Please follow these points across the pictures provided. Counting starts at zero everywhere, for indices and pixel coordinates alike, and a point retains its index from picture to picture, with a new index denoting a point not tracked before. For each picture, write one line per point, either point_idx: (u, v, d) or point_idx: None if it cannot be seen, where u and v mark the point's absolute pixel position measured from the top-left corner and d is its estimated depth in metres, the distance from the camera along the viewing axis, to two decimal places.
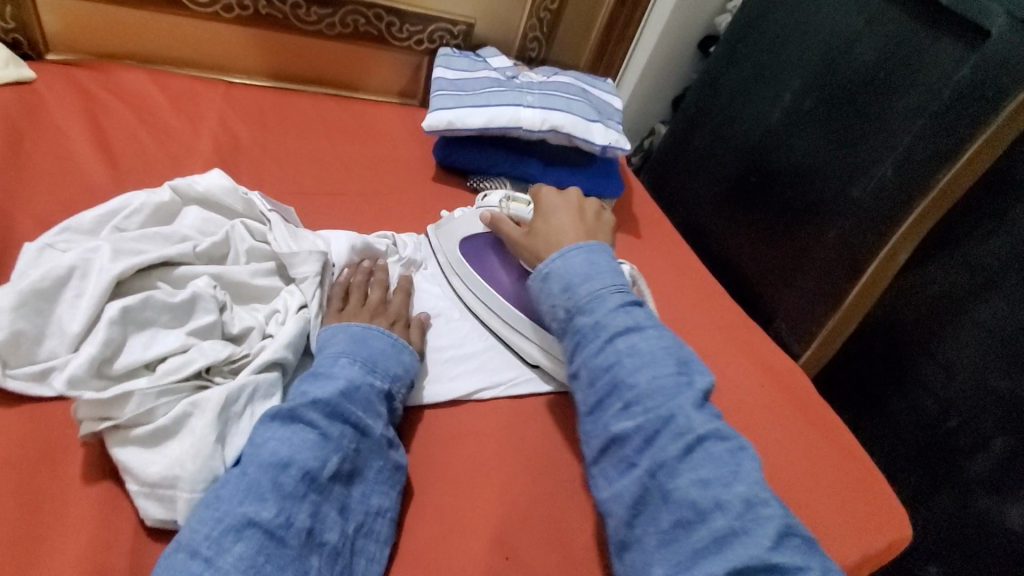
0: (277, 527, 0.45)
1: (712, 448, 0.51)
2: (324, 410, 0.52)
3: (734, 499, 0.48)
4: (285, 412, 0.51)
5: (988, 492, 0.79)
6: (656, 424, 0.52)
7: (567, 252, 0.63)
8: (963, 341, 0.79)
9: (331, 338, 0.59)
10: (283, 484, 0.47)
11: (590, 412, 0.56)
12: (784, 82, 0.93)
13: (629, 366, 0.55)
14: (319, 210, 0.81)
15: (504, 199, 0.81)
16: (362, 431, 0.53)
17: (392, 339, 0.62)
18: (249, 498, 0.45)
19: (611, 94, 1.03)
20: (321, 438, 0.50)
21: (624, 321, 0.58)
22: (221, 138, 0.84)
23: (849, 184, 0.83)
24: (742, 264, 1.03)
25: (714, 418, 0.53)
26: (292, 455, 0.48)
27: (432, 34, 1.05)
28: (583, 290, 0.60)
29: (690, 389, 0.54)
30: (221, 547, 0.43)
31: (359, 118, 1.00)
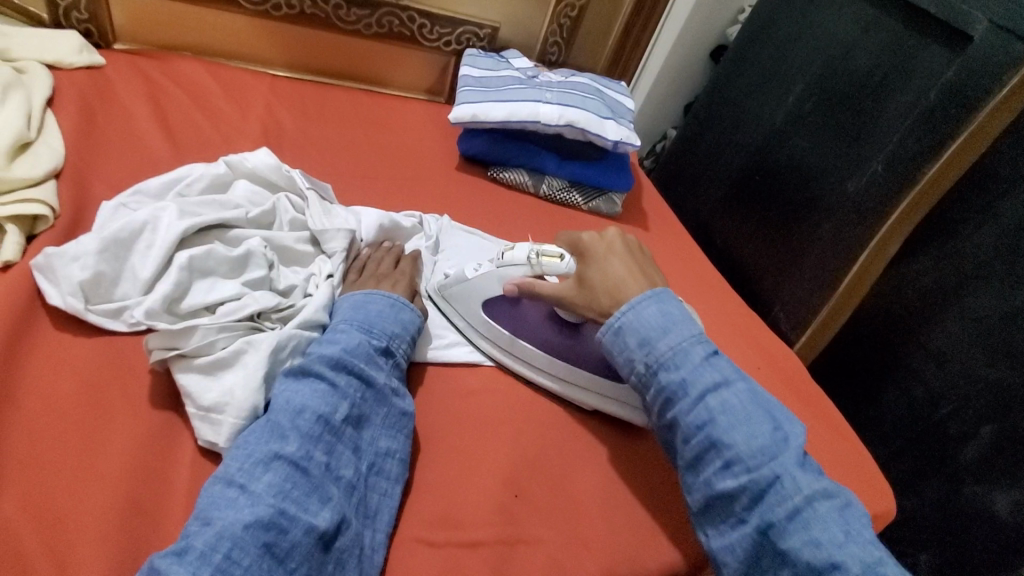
0: (300, 459, 0.49)
1: (821, 508, 0.51)
2: (329, 362, 0.56)
3: (849, 559, 0.48)
4: (296, 368, 0.55)
5: (977, 480, 0.82)
6: (763, 483, 0.52)
7: (638, 303, 0.61)
8: (951, 331, 0.82)
9: (335, 308, 0.64)
10: (301, 427, 0.51)
11: (689, 467, 0.57)
12: (788, 86, 1.00)
13: (724, 425, 0.55)
14: (354, 190, 0.89)
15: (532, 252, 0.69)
16: (367, 382, 0.57)
17: (391, 299, 0.65)
18: (271, 437, 0.50)
19: (624, 95, 1.10)
20: (330, 387, 0.54)
21: (711, 376, 0.57)
22: (267, 123, 0.92)
23: (845, 179, 0.89)
24: (744, 256, 1.08)
25: (817, 475, 0.53)
26: (305, 402, 0.52)
27: (460, 37, 1.13)
28: (664, 344, 0.59)
29: (788, 445, 0.54)
30: (251, 477, 0.47)
31: (390, 111, 1.09)
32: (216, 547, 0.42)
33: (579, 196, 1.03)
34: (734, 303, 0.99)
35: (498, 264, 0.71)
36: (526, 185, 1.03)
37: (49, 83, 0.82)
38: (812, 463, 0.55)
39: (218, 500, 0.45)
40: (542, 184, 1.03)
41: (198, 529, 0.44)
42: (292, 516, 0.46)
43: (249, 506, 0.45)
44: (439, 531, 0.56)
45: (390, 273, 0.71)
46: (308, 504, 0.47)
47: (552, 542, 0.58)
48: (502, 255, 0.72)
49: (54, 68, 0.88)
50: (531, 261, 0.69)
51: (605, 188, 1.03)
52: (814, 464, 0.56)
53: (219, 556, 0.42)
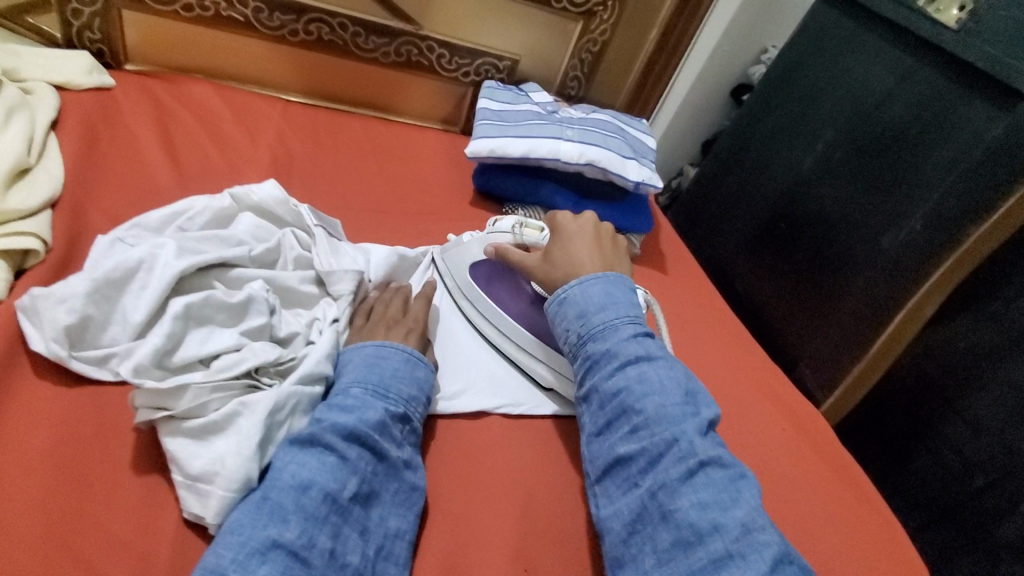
0: (300, 548, 0.44)
1: (713, 474, 0.50)
2: (342, 433, 0.51)
3: (732, 524, 0.47)
4: (303, 437, 0.50)
5: (1015, 557, 0.76)
6: (660, 447, 0.51)
7: (585, 281, 0.63)
8: (991, 397, 0.77)
9: (346, 362, 0.59)
10: (307, 507, 0.46)
11: (597, 435, 0.57)
12: (817, 132, 0.96)
13: (637, 391, 0.54)
14: (363, 224, 0.85)
15: (516, 224, 0.76)
16: (379, 454, 0.52)
17: (406, 353, 0.61)
18: (272, 521, 0.44)
19: (646, 133, 1.07)
20: (340, 461, 0.49)
21: (635, 350, 0.57)
22: (277, 151, 0.89)
23: (879, 234, 0.85)
24: (767, 306, 1.04)
25: (716, 445, 0.53)
26: (312, 478, 0.47)
27: (479, 68, 1.11)
28: (597, 318, 0.60)
29: (695, 416, 0.53)
30: (246, 570, 0.42)
31: (405, 141, 1.05)
32: None
33: None
34: (755, 355, 0.94)
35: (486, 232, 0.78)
36: None
37: (55, 104, 0.80)
38: (716, 438, 0.54)
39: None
40: None
41: None
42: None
43: None
44: None
45: (401, 317, 0.67)
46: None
47: None
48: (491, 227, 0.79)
49: (62, 89, 0.85)
50: (514, 230, 0.76)
51: (623, 230, 1.00)
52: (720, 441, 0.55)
53: None
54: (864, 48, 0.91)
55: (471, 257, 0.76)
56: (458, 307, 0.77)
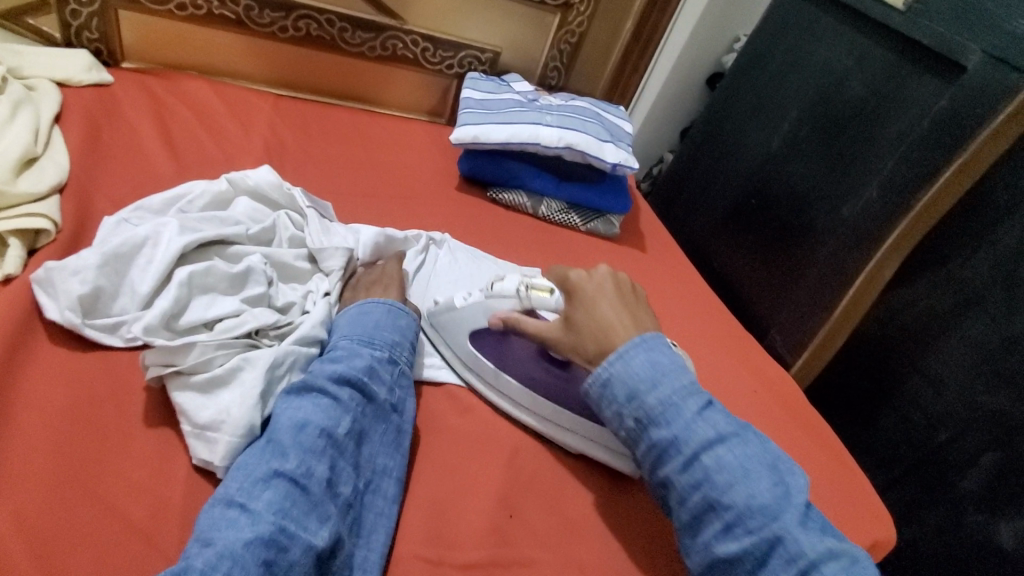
0: (300, 476, 0.49)
1: (827, 569, 0.49)
2: (333, 378, 0.56)
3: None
4: (297, 385, 0.55)
5: (979, 509, 0.82)
6: (766, 547, 0.50)
7: (625, 351, 0.58)
8: (949, 355, 0.83)
9: (334, 323, 0.64)
10: (305, 442, 0.51)
11: (684, 528, 0.54)
12: (782, 113, 1.02)
13: (721, 484, 0.52)
14: (354, 208, 0.89)
15: (522, 285, 0.68)
16: (368, 396, 0.57)
17: (387, 304, 0.66)
18: (272, 454, 0.49)
19: (622, 119, 1.12)
20: (333, 402, 0.54)
21: (705, 431, 0.54)
22: (270, 142, 0.94)
23: (840, 205, 0.91)
24: (740, 280, 1.09)
25: (820, 531, 0.52)
26: (308, 417, 0.52)
27: (462, 60, 1.16)
28: (652, 397, 0.56)
29: (791, 502, 0.52)
30: (251, 495, 0.46)
31: (392, 131, 1.10)
32: (216, 566, 0.41)
33: (577, 218, 1.04)
34: (732, 328, 0.99)
35: (487, 295, 0.70)
36: (524, 207, 1.04)
37: (58, 99, 0.84)
38: (815, 516, 0.54)
39: (219, 521, 0.45)
40: (540, 206, 1.04)
41: (197, 550, 0.43)
42: (292, 533, 0.45)
43: (250, 525, 0.44)
44: (432, 550, 0.55)
45: (381, 277, 0.73)
46: (308, 522, 0.47)
47: (547, 565, 0.57)
48: (491, 285, 0.70)
49: (63, 85, 0.89)
50: (519, 294, 0.68)
51: (601, 210, 1.05)
52: (818, 516, 0.54)
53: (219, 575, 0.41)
54: (823, 31, 0.97)
55: (473, 323, 0.69)
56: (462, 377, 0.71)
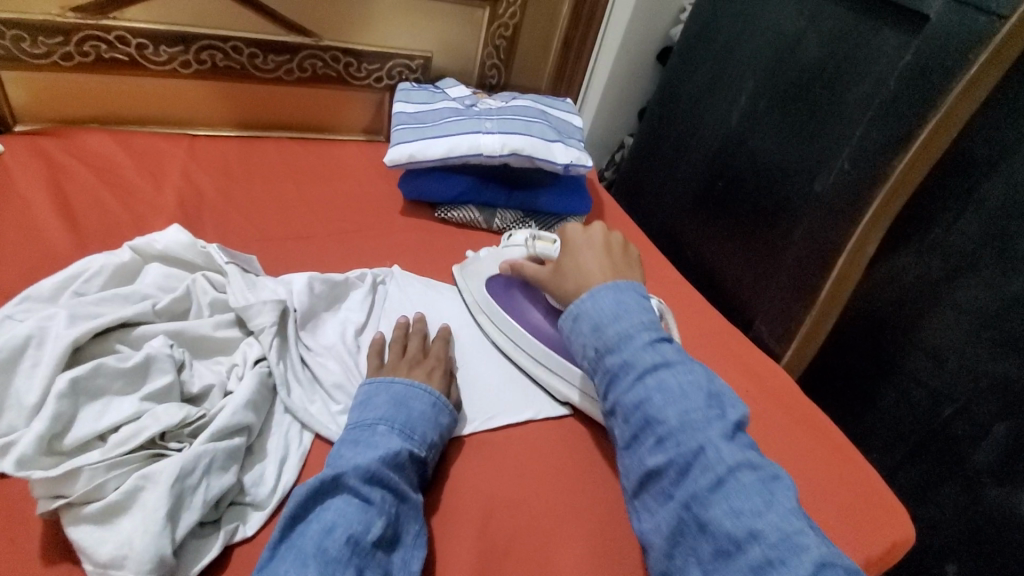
0: None
1: (744, 479, 0.48)
2: (365, 475, 0.51)
3: (769, 529, 0.45)
4: (328, 481, 0.50)
5: (997, 481, 0.75)
6: (689, 457, 0.49)
7: (597, 291, 0.60)
8: (946, 325, 0.77)
9: (372, 399, 0.59)
10: (330, 550, 0.46)
11: (625, 448, 0.54)
12: (738, 85, 0.95)
13: (658, 403, 0.52)
14: (285, 254, 0.81)
15: (531, 237, 0.79)
16: (401, 495, 0.53)
17: (432, 399, 0.61)
18: (293, 565, 0.45)
19: (570, 113, 1.04)
20: (365, 503, 0.50)
21: (652, 357, 0.54)
22: (185, 192, 0.85)
23: (812, 178, 0.84)
24: (717, 267, 1.02)
25: (748, 448, 0.50)
26: (336, 520, 0.48)
27: (391, 71, 1.07)
28: (612, 330, 0.57)
29: (721, 419, 0.51)
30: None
31: (325, 159, 1.01)
32: None
33: (535, 227, 0.97)
34: (717, 323, 0.92)
35: (503, 247, 0.81)
36: (477, 223, 0.96)
37: None
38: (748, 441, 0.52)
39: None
40: (494, 220, 0.96)
41: None
42: None
43: None
44: None
45: (423, 358, 0.66)
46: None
47: None
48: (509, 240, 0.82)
49: None
50: (527, 243, 0.79)
51: (563, 214, 0.98)
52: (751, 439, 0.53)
53: None
54: None
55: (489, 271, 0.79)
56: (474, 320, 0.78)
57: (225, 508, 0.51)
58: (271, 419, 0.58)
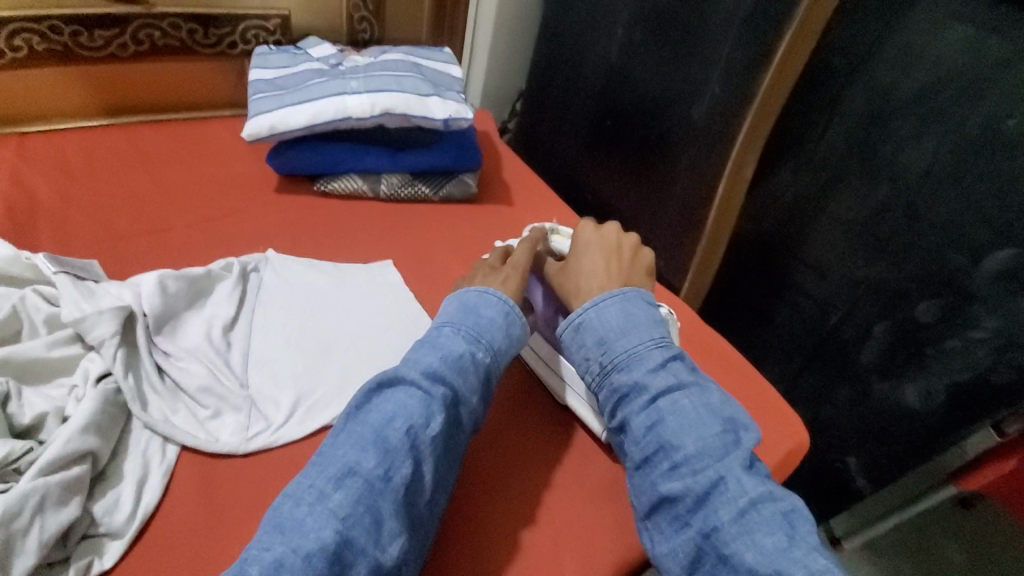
0: (376, 478, 0.47)
1: (765, 511, 0.49)
2: (428, 374, 0.54)
3: (792, 565, 0.46)
4: (390, 377, 0.54)
5: (883, 377, 0.79)
6: (706, 485, 0.51)
7: (601, 301, 0.61)
8: (825, 235, 0.80)
9: (445, 305, 0.62)
10: (390, 439, 0.49)
11: (635, 469, 0.56)
12: (612, 16, 0.92)
13: (673, 427, 0.54)
14: (141, 253, 0.74)
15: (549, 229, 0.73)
16: (459, 402, 0.54)
17: (505, 308, 0.61)
18: (353, 448, 0.49)
19: (448, 63, 0.97)
20: (426, 398, 0.52)
21: (666, 379, 0.57)
22: (15, 199, 0.75)
23: (690, 106, 0.84)
24: (613, 206, 1.01)
25: (765, 478, 0.52)
26: (396, 412, 0.51)
27: (245, 34, 0.97)
28: (620, 346, 0.59)
29: (737, 447, 0.53)
30: (324, 495, 0.46)
31: (184, 141, 0.92)
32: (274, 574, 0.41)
33: (425, 187, 0.93)
34: None
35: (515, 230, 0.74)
36: (363, 192, 0.91)
37: None
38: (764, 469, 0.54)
39: (287, 521, 0.44)
40: (380, 186, 0.91)
41: (257, 553, 0.43)
42: (357, 548, 0.44)
43: (314, 524, 0.44)
44: None
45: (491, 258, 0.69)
46: (380, 535, 0.45)
47: None
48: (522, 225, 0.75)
49: None
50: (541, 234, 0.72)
51: (452, 171, 0.94)
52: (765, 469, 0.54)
53: None
54: None
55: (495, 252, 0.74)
56: None
57: (76, 543, 0.47)
58: (128, 437, 0.54)
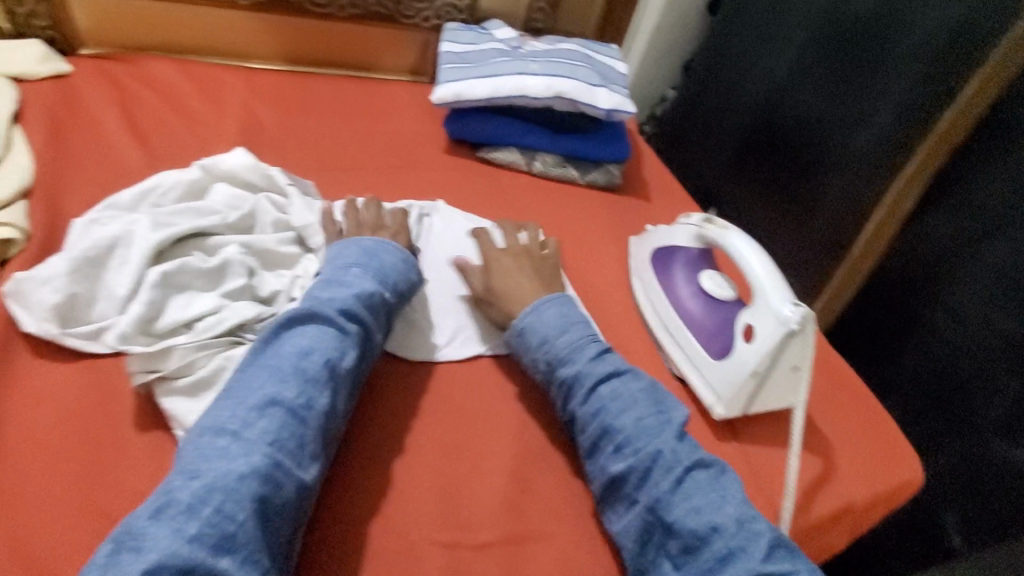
0: (298, 408, 0.50)
1: (699, 476, 0.55)
2: (341, 311, 0.57)
3: (727, 521, 0.52)
4: (303, 313, 0.56)
5: (1008, 439, 0.76)
6: (648, 462, 0.56)
7: (541, 305, 0.67)
8: (972, 281, 0.79)
9: (343, 250, 0.64)
10: (307, 370, 0.52)
11: (586, 455, 0.60)
12: (787, 35, 0.97)
13: (615, 411, 0.59)
14: (339, 183, 0.85)
15: (703, 219, 0.76)
16: (368, 335, 0.59)
17: (401, 253, 0.67)
18: (273, 381, 0.51)
19: (616, 59, 1.04)
20: (340, 333, 0.56)
21: (608, 366, 0.62)
22: (245, 120, 0.89)
23: (851, 133, 0.88)
24: (750, 221, 1.07)
25: (697, 447, 0.58)
26: (312, 345, 0.54)
27: (439, 10, 1.08)
28: (561, 342, 0.64)
29: (670, 425, 0.58)
30: (246, 424, 0.48)
31: (372, 96, 1.04)
32: (205, 499, 0.43)
33: (575, 171, 0.99)
34: None
35: (679, 221, 0.79)
36: (519, 164, 0.99)
37: (15, 96, 0.80)
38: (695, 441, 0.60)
39: (208, 451, 0.46)
40: (535, 163, 0.99)
41: (182, 482, 0.44)
42: (286, 470, 0.47)
43: (243, 454, 0.46)
44: (443, 536, 0.56)
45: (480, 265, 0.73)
46: (302, 459, 0.49)
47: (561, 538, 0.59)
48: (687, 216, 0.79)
49: (22, 81, 0.85)
50: (698, 226, 0.76)
51: (600, 160, 1.00)
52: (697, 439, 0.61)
53: (210, 507, 0.43)
54: None
55: (659, 241, 0.82)
56: (632, 281, 0.85)
57: None
58: None
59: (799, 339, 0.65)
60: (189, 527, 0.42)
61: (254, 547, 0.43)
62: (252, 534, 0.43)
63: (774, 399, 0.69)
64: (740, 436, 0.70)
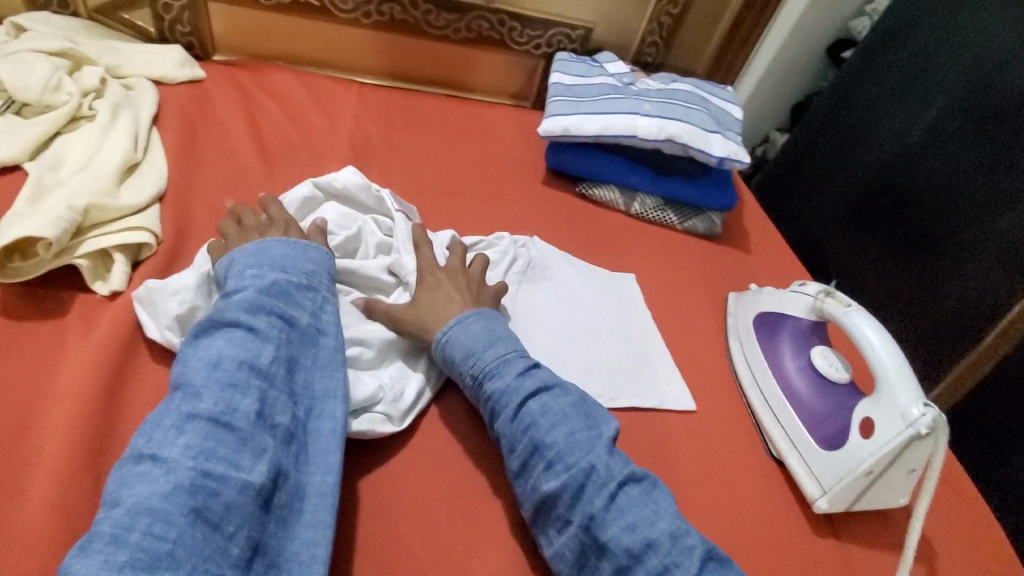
0: (220, 414, 0.45)
1: (632, 492, 0.51)
2: (245, 307, 0.53)
3: (662, 537, 0.49)
4: (206, 323, 0.51)
5: None
6: (580, 477, 0.50)
7: (464, 320, 0.60)
8: None
9: (233, 260, 0.59)
10: (222, 377, 0.47)
11: (516, 477, 0.54)
12: (927, 99, 0.98)
13: (544, 426, 0.53)
14: (440, 209, 0.85)
15: (822, 292, 0.71)
16: (291, 321, 0.54)
17: (291, 242, 0.62)
18: (185, 399, 0.46)
19: (731, 103, 1.00)
20: (250, 332, 0.51)
21: (533, 381, 0.56)
22: (356, 137, 0.91)
23: (999, 211, 0.88)
24: (869, 282, 1.08)
25: (627, 460, 0.54)
26: (222, 353, 0.49)
27: (551, 39, 1.07)
28: (489, 354, 0.58)
29: (598, 439, 0.53)
30: (165, 443, 0.43)
31: (475, 119, 1.04)
32: (132, 525, 0.38)
33: (674, 216, 0.96)
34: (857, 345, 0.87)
35: (793, 289, 0.75)
36: (616, 204, 0.96)
37: (154, 99, 0.85)
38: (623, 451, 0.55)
39: (128, 477, 0.41)
40: (633, 204, 0.96)
41: (105, 513, 0.40)
42: (219, 477, 0.42)
43: (165, 475, 0.41)
44: None
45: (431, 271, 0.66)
46: (239, 461, 0.44)
47: None
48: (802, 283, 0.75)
49: (160, 83, 0.91)
50: (817, 298, 0.71)
51: (702, 207, 0.96)
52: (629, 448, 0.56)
53: (138, 531, 0.38)
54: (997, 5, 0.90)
55: (764, 305, 0.78)
56: (728, 342, 0.81)
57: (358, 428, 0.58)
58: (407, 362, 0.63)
59: (923, 441, 0.61)
60: (118, 555, 0.37)
61: (202, 557, 0.39)
62: (197, 545, 0.39)
63: (882, 499, 0.64)
64: (840, 535, 0.65)
